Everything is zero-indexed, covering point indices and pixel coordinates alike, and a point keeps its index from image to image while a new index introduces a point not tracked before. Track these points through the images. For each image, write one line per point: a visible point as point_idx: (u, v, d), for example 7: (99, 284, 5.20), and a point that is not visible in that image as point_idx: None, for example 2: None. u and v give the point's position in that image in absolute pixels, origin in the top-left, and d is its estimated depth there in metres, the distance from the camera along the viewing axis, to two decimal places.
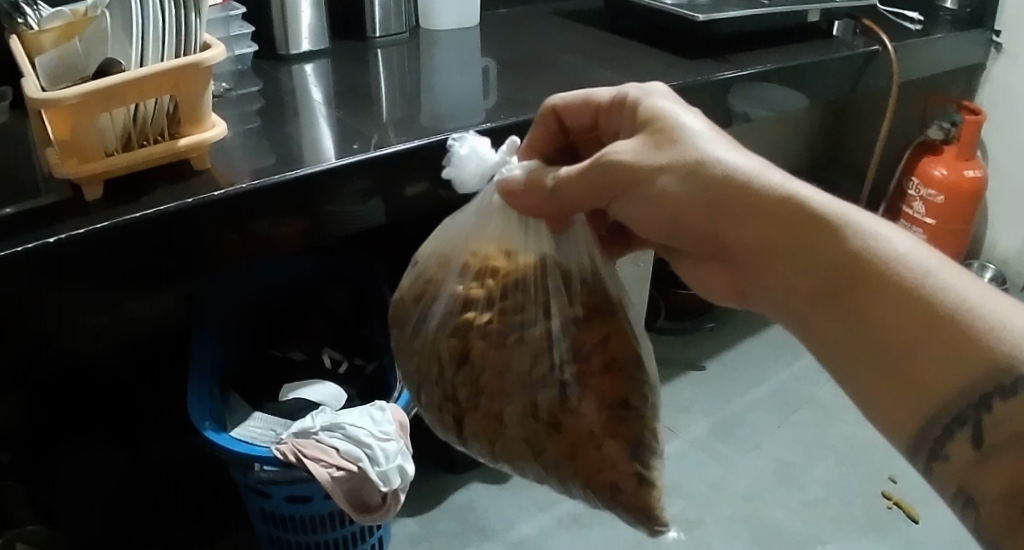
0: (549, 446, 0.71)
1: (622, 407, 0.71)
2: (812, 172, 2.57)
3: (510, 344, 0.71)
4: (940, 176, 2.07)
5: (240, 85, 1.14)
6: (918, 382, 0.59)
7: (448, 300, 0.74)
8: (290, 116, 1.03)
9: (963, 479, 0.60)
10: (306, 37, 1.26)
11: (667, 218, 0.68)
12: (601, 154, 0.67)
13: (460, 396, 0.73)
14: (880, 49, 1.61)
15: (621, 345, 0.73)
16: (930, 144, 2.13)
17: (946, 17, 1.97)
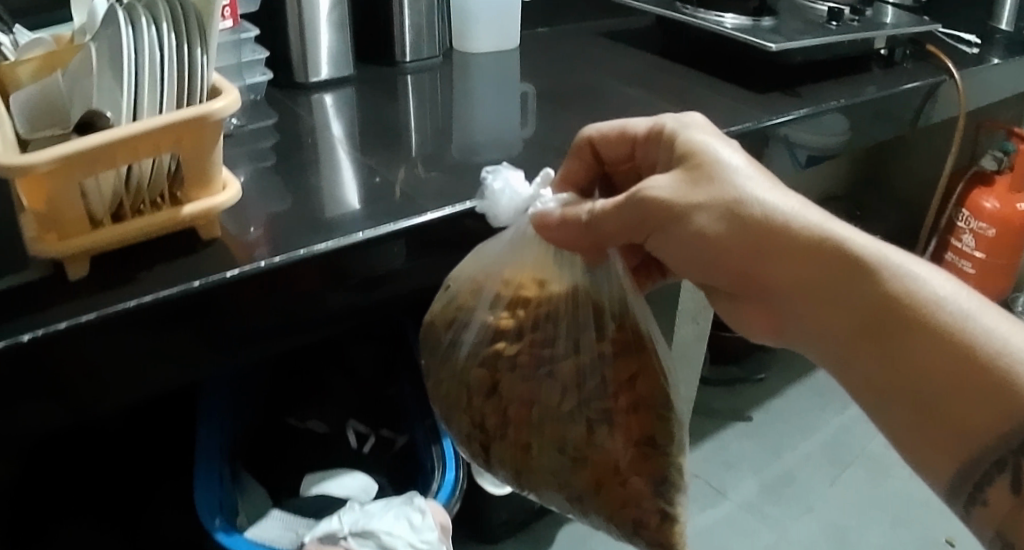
0: (577, 479, 0.75)
1: (648, 445, 0.75)
2: (856, 196, 2.50)
3: (541, 376, 0.75)
4: (991, 208, 2.03)
5: (254, 116, 1.14)
6: (966, 425, 0.67)
7: (477, 327, 0.76)
8: (307, 154, 1.03)
9: (1001, 524, 0.72)
10: (326, 64, 1.26)
11: (713, 256, 0.73)
12: (636, 191, 0.70)
13: (488, 423, 0.77)
14: (948, 78, 1.54)
15: (650, 381, 0.76)
16: (983, 175, 2.10)
17: (1001, 39, 1.86)
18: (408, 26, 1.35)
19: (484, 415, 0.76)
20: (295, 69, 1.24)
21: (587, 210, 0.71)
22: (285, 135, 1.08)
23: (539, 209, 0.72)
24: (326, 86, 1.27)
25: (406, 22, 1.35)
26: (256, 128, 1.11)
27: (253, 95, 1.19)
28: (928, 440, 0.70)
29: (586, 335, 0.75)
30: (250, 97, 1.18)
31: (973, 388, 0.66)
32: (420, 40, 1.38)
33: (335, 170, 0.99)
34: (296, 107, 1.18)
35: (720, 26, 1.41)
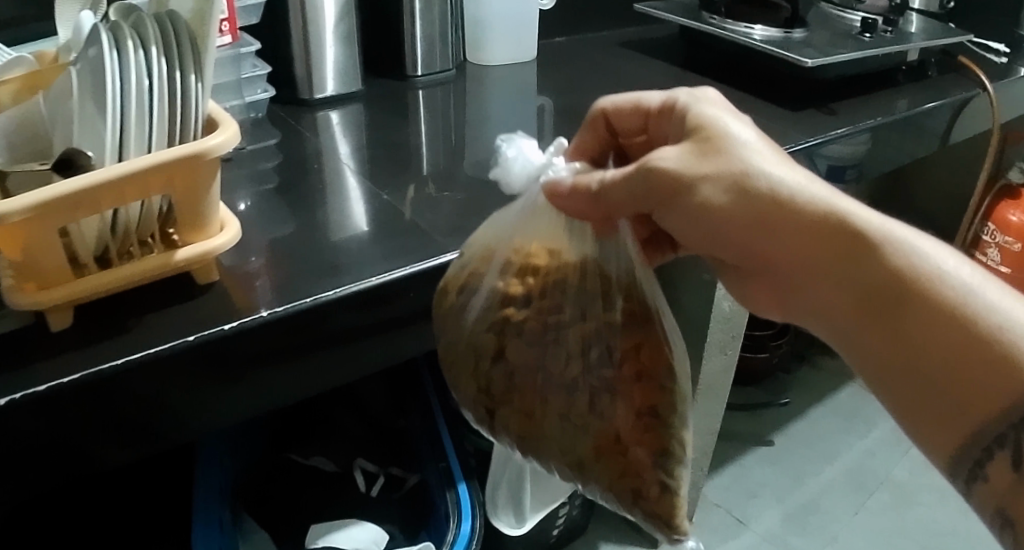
0: (580, 446, 0.78)
1: (649, 415, 0.78)
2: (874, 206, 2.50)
3: (547, 343, 0.78)
4: (1017, 222, 2.04)
5: (255, 136, 1.17)
6: (959, 400, 0.69)
7: (485, 294, 0.79)
8: (313, 175, 1.06)
9: (1001, 500, 0.70)
10: (331, 81, 1.29)
11: (717, 228, 0.76)
12: (645, 164, 0.73)
13: (494, 389, 0.80)
14: (982, 92, 1.57)
15: (651, 353, 0.79)
16: (1011, 188, 2.09)
17: None
18: (421, 39, 1.38)
19: (490, 381, 0.80)
20: (299, 86, 1.27)
21: (598, 179, 0.75)
22: (284, 157, 1.12)
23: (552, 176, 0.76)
24: (333, 103, 1.30)
25: (418, 36, 1.38)
26: (253, 150, 1.14)
27: (252, 112, 1.23)
28: (924, 413, 0.72)
29: (592, 305, 0.78)
30: (249, 113, 1.23)
31: (967, 363, 0.68)
32: (433, 54, 1.41)
33: (339, 192, 1.02)
34: (300, 126, 1.22)
35: (751, 38, 1.43)
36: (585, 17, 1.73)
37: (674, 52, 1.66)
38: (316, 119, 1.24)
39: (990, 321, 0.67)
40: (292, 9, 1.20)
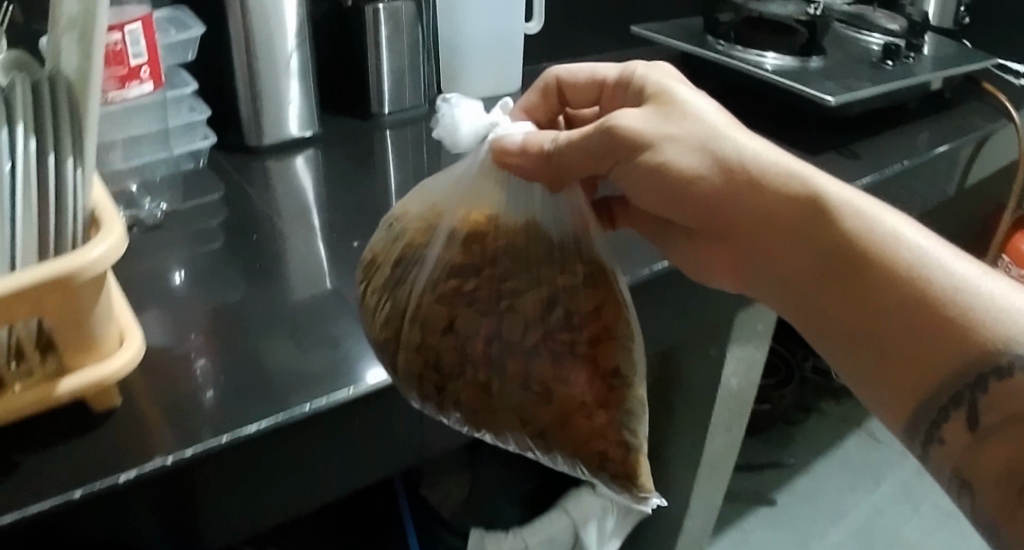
0: (540, 415, 0.78)
1: (611, 380, 0.80)
2: None
3: (498, 308, 0.78)
4: None
5: (195, 190, 1.19)
6: (917, 354, 0.72)
7: (433, 262, 0.79)
8: (262, 229, 1.08)
9: (957, 461, 0.72)
10: (294, 122, 1.30)
11: (669, 191, 0.78)
12: (608, 123, 0.75)
13: (444, 364, 0.78)
14: (1006, 121, 1.61)
15: (609, 319, 0.80)
16: None
17: None
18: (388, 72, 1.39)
19: (440, 353, 0.78)
20: (247, 131, 1.27)
21: (552, 141, 0.76)
22: (224, 213, 1.12)
23: (501, 136, 0.77)
24: (285, 148, 1.30)
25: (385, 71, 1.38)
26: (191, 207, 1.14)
27: (191, 160, 1.25)
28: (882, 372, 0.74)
29: (546, 270, 0.80)
30: (190, 162, 1.25)
31: (917, 321, 0.71)
32: (402, 90, 1.42)
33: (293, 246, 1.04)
34: (249, 174, 1.23)
35: (765, 73, 1.43)
36: (563, 51, 1.75)
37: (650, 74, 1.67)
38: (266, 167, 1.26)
39: (938, 279, 0.72)
40: (235, 45, 1.21)
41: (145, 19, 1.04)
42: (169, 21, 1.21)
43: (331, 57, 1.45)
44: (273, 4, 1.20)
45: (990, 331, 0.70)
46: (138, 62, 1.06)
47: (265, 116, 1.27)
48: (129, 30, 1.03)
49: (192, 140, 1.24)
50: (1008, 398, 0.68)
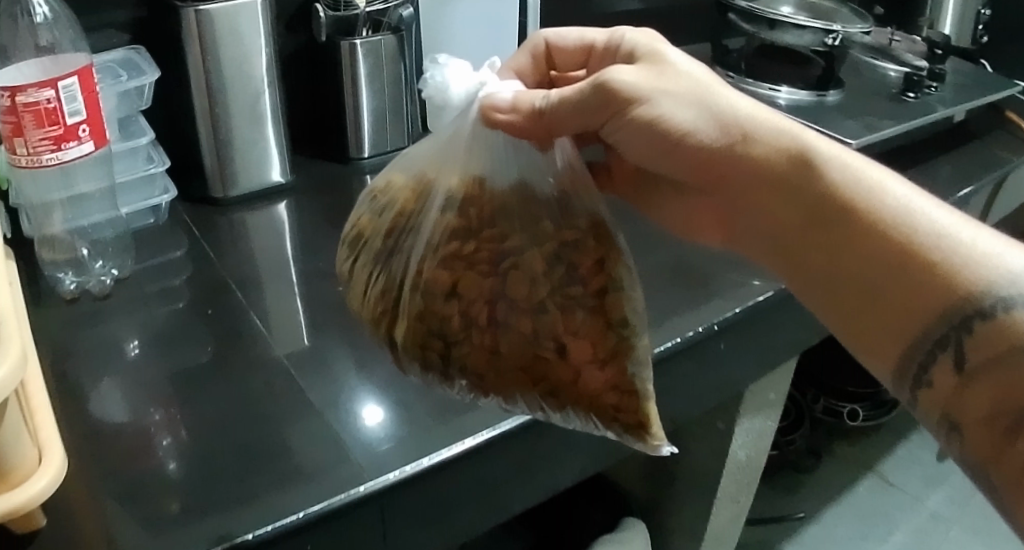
0: (550, 371, 0.69)
1: (613, 326, 0.71)
2: None
3: (502, 269, 0.69)
4: None
5: (154, 244, 0.87)
6: (900, 298, 0.64)
7: (430, 228, 0.69)
8: (254, 292, 0.81)
9: (946, 405, 0.64)
10: (262, 173, 0.93)
11: (667, 155, 0.72)
12: (604, 77, 0.67)
13: (448, 327, 0.68)
14: None
15: (606, 270, 0.71)
16: None
17: None
18: (368, 111, 0.96)
19: (440, 322, 0.68)
20: (209, 180, 0.91)
21: (548, 98, 0.67)
22: (191, 282, 0.82)
23: (488, 92, 0.67)
24: (257, 198, 0.93)
25: (365, 111, 0.96)
26: (152, 264, 0.85)
27: (145, 218, 0.90)
28: (866, 317, 0.67)
29: (543, 224, 0.70)
30: (145, 219, 0.90)
31: (887, 260, 0.64)
32: (384, 135, 1.00)
33: (284, 310, 0.79)
34: (206, 226, 0.89)
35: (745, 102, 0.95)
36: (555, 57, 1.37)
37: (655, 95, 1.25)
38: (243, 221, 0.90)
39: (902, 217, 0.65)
40: (194, 86, 0.85)
41: (82, 72, 0.71)
42: (120, 65, 0.88)
43: (301, 90, 1.03)
44: (234, 38, 0.84)
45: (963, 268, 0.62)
46: (76, 120, 0.73)
47: (233, 165, 0.90)
48: (60, 88, 0.70)
49: (147, 196, 0.90)
50: (993, 337, 0.60)
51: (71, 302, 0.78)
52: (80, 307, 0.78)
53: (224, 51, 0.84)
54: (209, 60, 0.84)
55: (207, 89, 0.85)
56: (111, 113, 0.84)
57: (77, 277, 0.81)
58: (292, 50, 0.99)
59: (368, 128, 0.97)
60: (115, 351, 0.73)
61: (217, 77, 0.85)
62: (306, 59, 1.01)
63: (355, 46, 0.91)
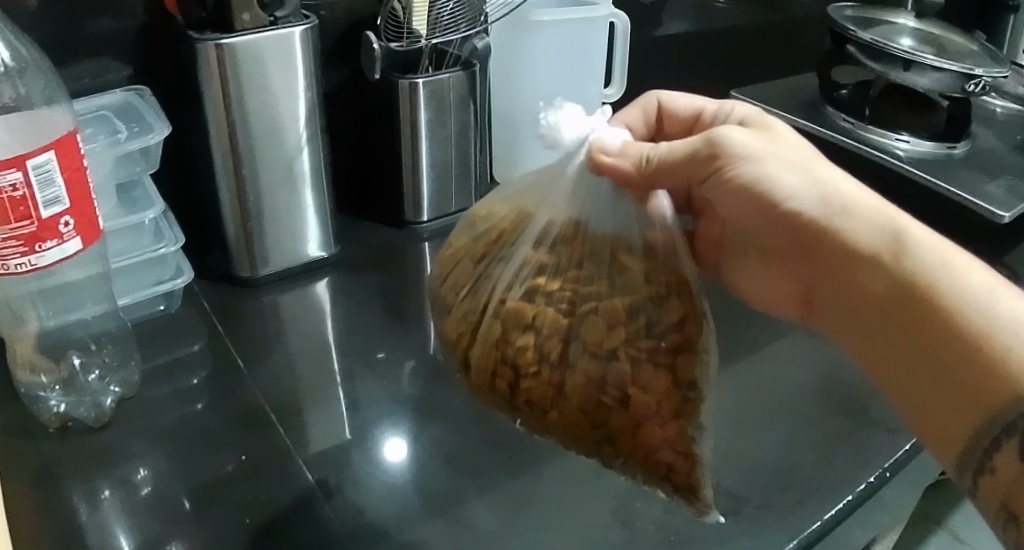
0: (612, 420, 0.46)
1: (686, 390, 0.47)
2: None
3: (584, 314, 0.47)
4: None
5: (171, 354, 0.55)
6: (941, 385, 0.38)
7: (520, 253, 0.49)
8: (293, 422, 0.50)
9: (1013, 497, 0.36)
10: (309, 241, 0.61)
11: (768, 226, 0.47)
12: (713, 134, 0.45)
13: (512, 357, 0.48)
14: None
15: (693, 326, 0.48)
16: None
17: None
18: (429, 168, 0.63)
19: (506, 358, 0.48)
20: (233, 256, 0.58)
21: (658, 145, 0.47)
22: (207, 415, 0.50)
23: (604, 135, 0.47)
24: (295, 280, 0.61)
25: (425, 167, 0.62)
26: (162, 385, 0.52)
27: (151, 304, 0.57)
28: (918, 408, 0.39)
29: (632, 266, 0.48)
30: (154, 309, 0.57)
31: (940, 335, 0.38)
32: (446, 189, 0.65)
33: (329, 420, 0.50)
34: (234, 319, 0.58)
35: (895, 164, 0.70)
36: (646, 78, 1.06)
37: (808, 97, 0.80)
38: (274, 302, 0.60)
39: (951, 280, 0.40)
40: (209, 104, 0.53)
41: (62, 141, 0.42)
42: (118, 118, 0.54)
43: (346, 111, 0.66)
44: (265, 41, 0.52)
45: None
46: (54, 212, 0.42)
47: (259, 243, 0.58)
48: (27, 168, 0.40)
49: (152, 279, 0.56)
50: None
51: (59, 434, 0.48)
52: (59, 452, 0.47)
53: (252, 100, 0.53)
54: (235, 118, 0.53)
55: (229, 152, 0.54)
56: (103, 185, 0.51)
57: (65, 396, 0.50)
58: (330, 85, 0.64)
59: (428, 191, 0.64)
60: (105, 524, 0.43)
61: (239, 132, 0.54)
62: (347, 98, 0.66)
63: (417, 84, 0.58)
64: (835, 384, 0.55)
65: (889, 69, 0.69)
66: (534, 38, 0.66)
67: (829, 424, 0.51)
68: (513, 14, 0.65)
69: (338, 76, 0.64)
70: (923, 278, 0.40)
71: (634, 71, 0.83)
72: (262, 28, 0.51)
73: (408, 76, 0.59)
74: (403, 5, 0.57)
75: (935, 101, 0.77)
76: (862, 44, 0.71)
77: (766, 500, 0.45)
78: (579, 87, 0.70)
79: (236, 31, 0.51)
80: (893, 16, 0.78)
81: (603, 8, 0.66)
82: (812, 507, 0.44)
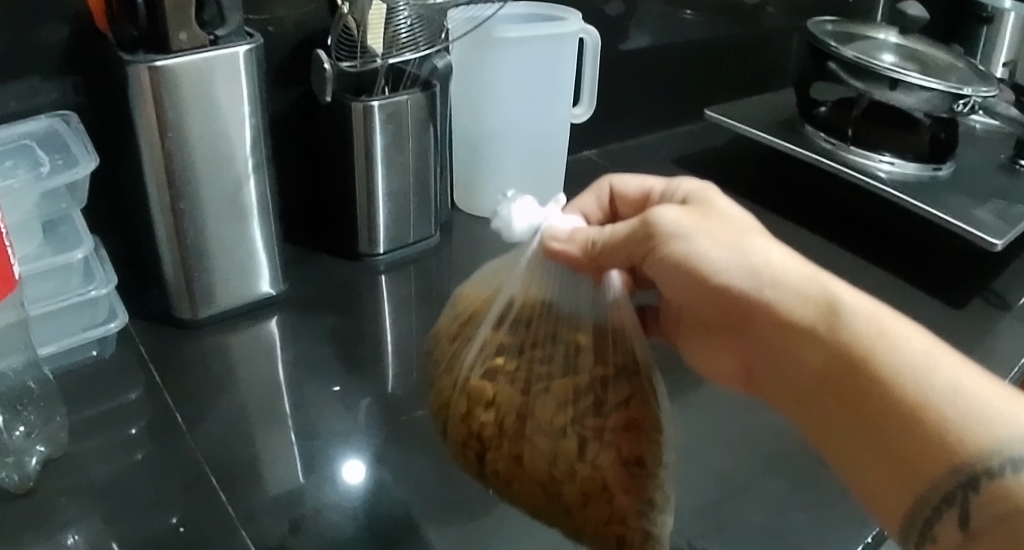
0: (564, 495, 0.42)
1: (635, 466, 0.42)
2: None
3: (544, 389, 0.44)
4: None
5: (100, 404, 0.50)
6: (879, 458, 0.34)
7: (480, 334, 0.46)
8: (238, 479, 0.45)
9: None
10: (256, 277, 0.56)
11: (700, 302, 0.42)
12: (648, 214, 0.42)
13: (472, 435, 0.44)
14: None
15: (642, 402, 0.44)
16: None
17: None
18: (386, 198, 0.58)
19: (471, 433, 0.45)
20: (172, 296, 0.54)
21: (602, 229, 0.44)
22: (142, 472, 0.45)
23: (553, 223, 0.46)
24: (242, 320, 0.57)
25: (382, 196, 0.58)
26: (95, 442, 0.47)
27: (82, 350, 0.53)
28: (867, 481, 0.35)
29: (585, 345, 0.45)
30: (81, 354, 0.53)
31: (875, 405, 0.34)
32: (405, 218, 0.61)
33: (273, 477, 0.45)
34: (176, 366, 0.53)
35: (879, 187, 0.66)
36: None
37: (784, 116, 0.77)
38: (219, 345, 0.55)
39: (885, 350, 0.35)
40: (143, 131, 0.48)
41: None
42: (39, 148, 0.49)
43: (295, 132, 0.61)
44: (205, 64, 0.47)
45: (973, 428, 0.32)
46: None
47: (201, 282, 0.54)
48: None
49: (82, 324, 0.51)
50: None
51: None
52: None
53: (193, 129, 0.49)
54: (172, 148, 0.49)
55: (166, 183, 0.50)
56: (23, 224, 0.46)
57: None
58: (277, 109, 0.60)
59: (384, 222, 0.60)
60: None
61: (177, 161, 0.49)
62: (298, 123, 0.61)
63: (372, 107, 0.54)
64: None
65: (873, 88, 0.67)
66: (500, 55, 0.62)
67: (819, 475, 0.48)
68: (477, 30, 0.61)
69: (285, 99, 0.59)
70: (858, 349, 0.36)
71: (603, 85, 0.79)
72: (200, 49, 0.47)
73: (363, 97, 0.54)
74: (357, 21, 0.52)
75: (917, 122, 0.74)
76: (845, 61, 0.68)
77: None
78: (547, 107, 0.66)
79: (171, 51, 0.46)
80: (873, 31, 0.75)
81: (572, 24, 0.63)
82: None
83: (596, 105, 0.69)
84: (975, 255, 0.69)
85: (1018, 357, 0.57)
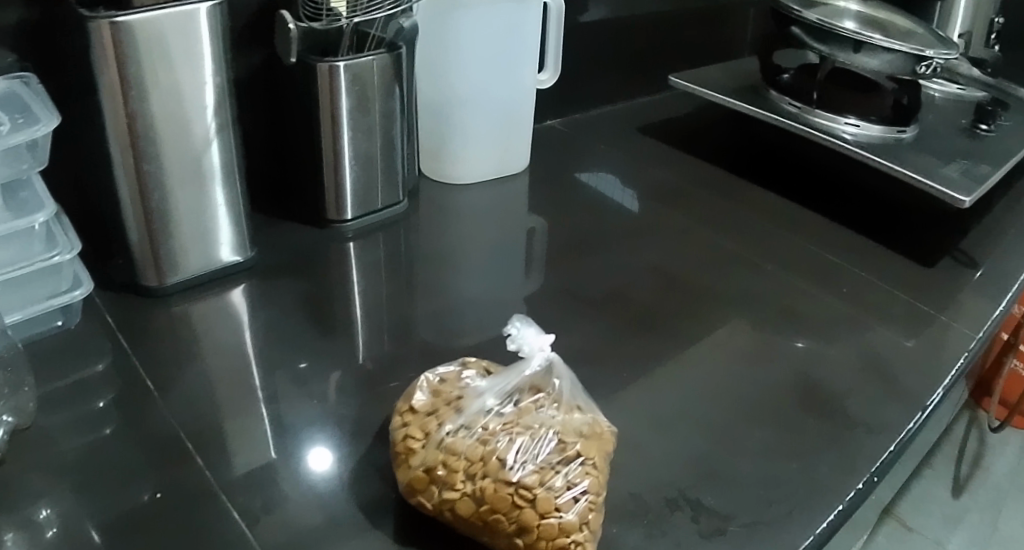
0: (469, 488, 0.37)
1: (555, 501, 0.36)
2: None
3: (516, 492, 0.36)
4: None
5: (70, 372, 0.49)
6: None
7: (459, 361, 0.44)
8: (217, 446, 0.44)
9: None
10: (223, 243, 0.55)
11: None
12: None
13: (408, 417, 0.41)
14: None
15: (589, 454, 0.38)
16: None
17: None
18: (352, 162, 0.58)
19: (438, 458, 0.38)
20: (138, 264, 0.53)
21: None
22: (117, 438, 0.44)
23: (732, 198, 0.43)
24: (212, 289, 0.56)
25: (349, 161, 0.57)
26: (66, 410, 0.46)
27: (48, 320, 0.51)
28: None
29: (531, 400, 0.41)
30: (46, 324, 0.51)
31: None
32: (373, 183, 0.60)
33: (252, 442, 0.45)
34: (145, 335, 0.52)
35: (845, 147, 0.67)
36: None
37: (747, 82, 0.78)
38: (188, 313, 0.54)
39: None
40: (105, 91, 0.46)
41: None
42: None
43: (258, 98, 0.61)
44: (167, 19, 0.46)
45: None
46: None
47: (168, 248, 0.53)
48: None
49: (46, 293, 0.50)
50: None
51: None
52: None
53: (155, 87, 0.47)
54: (135, 109, 0.47)
55: (130, 148, 0.48)
56: None
57: None
58: (239, 74, 0.59)
59: (352, 188, 0.60)
60: None
61: (140, 124, 0.48)
62: (260, 88, 0.60)
63: (337, 67, 0.53)
64: (803, 382, 0.52)
65: (838, 51, 0.68)
66: (465, 18, 0.62)
67: (802, 422, 0.49)
68: None
69: (247, 64, 0.58)
70: None
71: (567, 57, 0.79)
72: (162, 4, 0.46)
73: (328, 57, 0.54)
74: None
75: (877, 85, 0.75)
76: (808, 25, 0.69)
77: (755, 517, 0.42)
78: (514, 71, 0.66)
79: (132, 7, 0.45)
80: None
81: None
82: (801, 519, 0.42)
83: (562, 69, 0.69)
84: (940, 210, 0.71)
85: (986, 314, 0.59)
